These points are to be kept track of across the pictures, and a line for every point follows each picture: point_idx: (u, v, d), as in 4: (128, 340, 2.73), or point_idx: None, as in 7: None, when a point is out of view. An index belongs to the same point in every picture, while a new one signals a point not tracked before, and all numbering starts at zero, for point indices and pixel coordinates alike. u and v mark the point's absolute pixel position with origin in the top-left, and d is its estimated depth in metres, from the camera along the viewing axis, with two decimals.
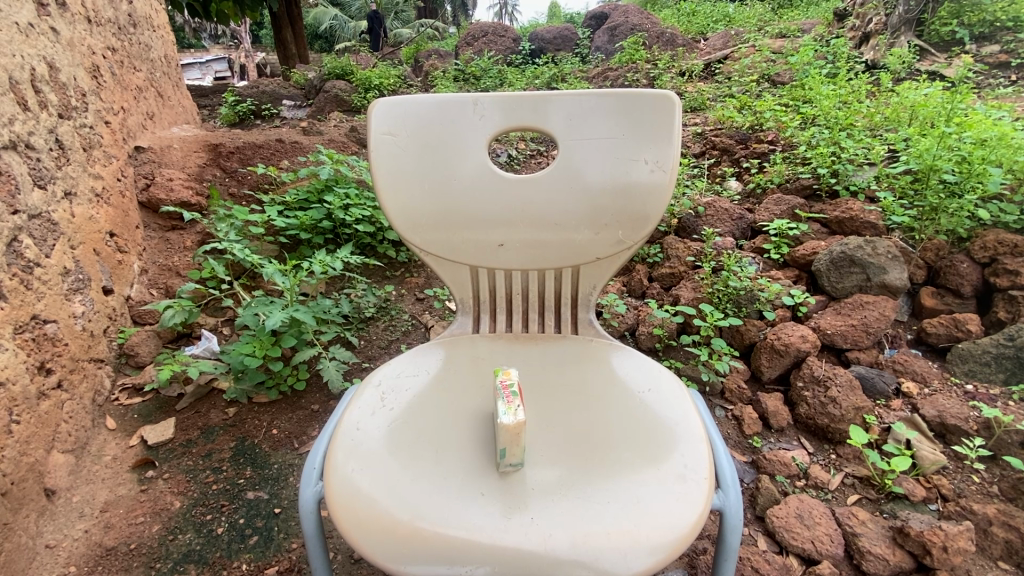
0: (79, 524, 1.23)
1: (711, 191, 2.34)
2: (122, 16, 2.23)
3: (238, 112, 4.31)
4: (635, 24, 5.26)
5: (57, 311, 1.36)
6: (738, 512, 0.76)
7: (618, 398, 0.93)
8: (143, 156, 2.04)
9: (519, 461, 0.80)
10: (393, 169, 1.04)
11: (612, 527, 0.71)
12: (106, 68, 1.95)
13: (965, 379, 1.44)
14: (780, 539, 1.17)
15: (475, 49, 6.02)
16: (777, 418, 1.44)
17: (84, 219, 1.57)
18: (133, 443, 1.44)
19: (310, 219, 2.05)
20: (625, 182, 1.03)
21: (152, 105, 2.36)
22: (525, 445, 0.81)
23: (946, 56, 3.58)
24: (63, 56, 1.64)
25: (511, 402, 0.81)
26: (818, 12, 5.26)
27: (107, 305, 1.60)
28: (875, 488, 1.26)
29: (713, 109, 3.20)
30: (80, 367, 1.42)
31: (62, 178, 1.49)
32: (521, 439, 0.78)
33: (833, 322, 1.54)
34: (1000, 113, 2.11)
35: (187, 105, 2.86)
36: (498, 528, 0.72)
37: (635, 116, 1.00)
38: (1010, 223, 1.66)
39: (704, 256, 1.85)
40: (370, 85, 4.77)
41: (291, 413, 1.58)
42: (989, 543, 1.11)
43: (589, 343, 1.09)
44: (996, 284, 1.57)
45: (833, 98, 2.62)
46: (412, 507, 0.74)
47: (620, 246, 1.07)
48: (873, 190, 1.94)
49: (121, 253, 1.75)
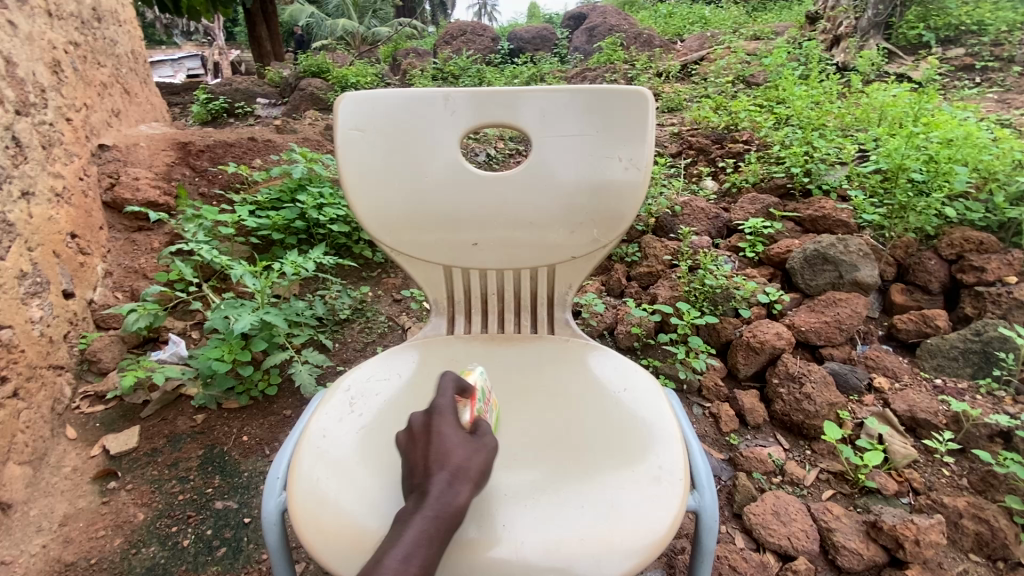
0: (36, 540, 1.17)
1: (688, 190, 2.34)
2: (86, 10, 2.15)
3: (210, 110, 4.20)
4: (614, 25, 5.30)
5: (13, 316, 1.30)
6: (714, 513, 0.76)
7: (593, 399, 0.92)
8: (108, 154, 1.97)
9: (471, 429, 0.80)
10: (361, 166, 1.01)
11: (589, 534, 0.69)
12: (68, 63, 1.87)
13: (935, 374, 1.47)
14: (757, 537, 1.17)
15: (453, 48, 5.98)
16: (753, 415, 1.44)
17: (43, 220, 1.50)
18: (94, 454, 1.38)
19: (282, 219, 2.00)
20: (599, 180, 1.02)
21: (117, 101, 2.27)
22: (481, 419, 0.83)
23: (914, 58, 3.67)
24: (20, 50, 1.57)
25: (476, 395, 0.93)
26: (792, 15, 5.38)
27: (67, 309, 1.54)
28: (849, 482, 1.27)
29: (689, 108, 3.23)
30: (38, 375, 1.36)
31: (18, 177, 1.43)
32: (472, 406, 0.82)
33: (807, 319, 1.56)
34: (965, 114, 2.18)
35: (155, 103, 2.77)
36: (470, 535, 0.70)
37: (608, 113, 0.99)
38: (975, 221, 1.70)
39: (681, 255, 1.85)
40: (347, 83, 4.70)
41: (262, 419, 1.53)
42: (959, 536, 1.13)
43: (566, 344, 1.08)
44: (963, 280, 1.61)
45: (806, 99, 2.67)
46: (382, 517, 0.72)
47: (596, 245, 1.06)
48: (845, 189, 1.97)
49: (84, 255, 1.68)
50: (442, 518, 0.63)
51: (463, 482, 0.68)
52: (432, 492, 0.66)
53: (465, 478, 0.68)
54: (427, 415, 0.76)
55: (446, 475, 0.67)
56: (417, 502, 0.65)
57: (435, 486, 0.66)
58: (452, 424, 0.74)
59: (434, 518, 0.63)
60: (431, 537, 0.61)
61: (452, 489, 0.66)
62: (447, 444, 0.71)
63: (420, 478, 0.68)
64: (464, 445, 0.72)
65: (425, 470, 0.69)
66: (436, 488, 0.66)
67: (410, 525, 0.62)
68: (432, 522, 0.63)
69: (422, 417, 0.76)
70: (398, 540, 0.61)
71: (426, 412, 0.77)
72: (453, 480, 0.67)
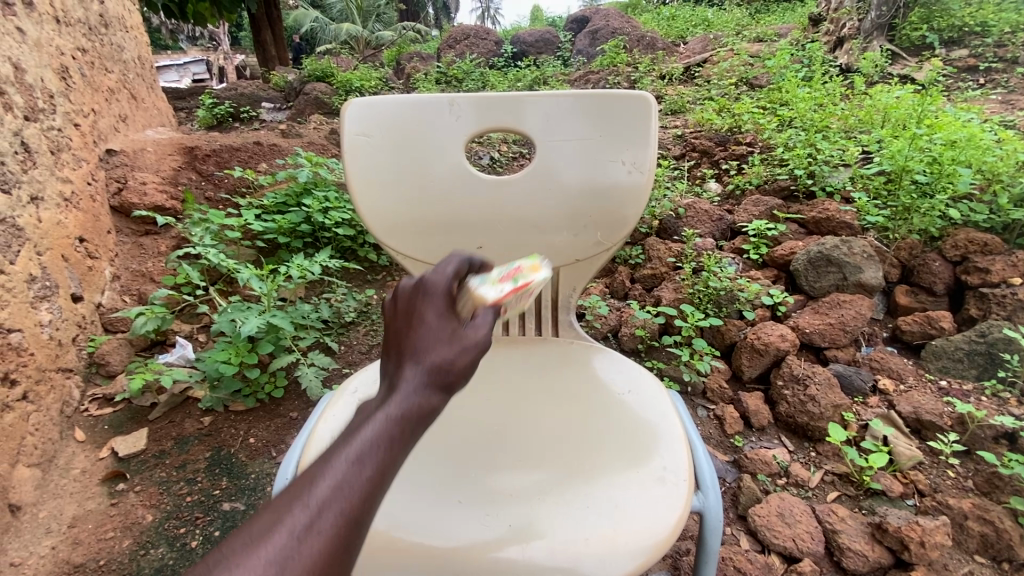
0: (46, 541, 1.18)
1: (691, 193, 2.34)
2: (93, 16, 2.18)
3: (216, 114, 4.23)
4: (617, 28, 5.31)
5: (22, 319, 1.32)
6: (718, 513, 0.77)
7: (598, 401, 0.92)
8: (115, 159, 1.99)
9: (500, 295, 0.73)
10: (367, 170, 1.02)
11: (594, 534, 0.70)
12: (76, 69, 1.89)
13: (939, 376, 1.47)
14: (761, 538, 1.17)
15: (457, 52, 6.01)
16: (758, 417, 1.45)
17: (52, 224, 1.52)
18: (103, 456, 1.39)
19: (288, 223, 2.03)
20: (603, 183, 1.03)
21: (124, 107, 2.30)
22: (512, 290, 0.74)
23: (917, 60, 3.66)
24: (29, 57, 1.59)
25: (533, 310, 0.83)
26: (795, 17, 5.38)
27: (76, 312, 1.56)
28: (854, 484, 1.27)
29: (692, 111, 3.24)
30: (47, 378, 1.37)
31: (27, 182, 1.45)
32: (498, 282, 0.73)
33: (810, 321, 1.57)
34: (969, 115, 2.18)
35: (162, 108, 2.80)
36: (476, 536, 0.70)
37: (611, 117, 0.99)
38: (980, 222, 1.70)
39: (685, 257, 1.86)
40: (351, 87, 4.73)
41: (268, 421, 1.54)
42: (964, 537, 1.13)
43: (571, 345, 1.08)
44: (967, 281, 1.61)
45: (809, 101, 2.68)
46: (389, 517, 0.73)
47: (599, 248, 1.07)
48: (848, 191, 1.97)
49: (92, 259, 1.70)
50: (411, 417, 0.54)
51: (441, 383, 0.57)
52: (402, 388, 0.56)
53: (444, 376, 0.58)
54: (413, 295, 0.66)
55: (422, 369, 0.58)
56: (385, 398, 0.56)
57: (407, 381, 0.57)
58: (440, 308, 0.64)
59: (400, 416, 0.53)
60: (390, 437, 0.51)
61: (425, 388, 0.56)
62: (428, 334, 0.61)
63: (395, 370, 0.59)
64: (448, 336, 0.61)
65: (400, 361, 0.60)
66: (407, 384, 0.56)
67: (372, 420, 0.53)
68: (396, 419, 0.53)
69: (407, 295, 0.66)
70: (355, 436, 0.51)
71: (412, 291, 0.66)
72: (429, 378, 0.57)
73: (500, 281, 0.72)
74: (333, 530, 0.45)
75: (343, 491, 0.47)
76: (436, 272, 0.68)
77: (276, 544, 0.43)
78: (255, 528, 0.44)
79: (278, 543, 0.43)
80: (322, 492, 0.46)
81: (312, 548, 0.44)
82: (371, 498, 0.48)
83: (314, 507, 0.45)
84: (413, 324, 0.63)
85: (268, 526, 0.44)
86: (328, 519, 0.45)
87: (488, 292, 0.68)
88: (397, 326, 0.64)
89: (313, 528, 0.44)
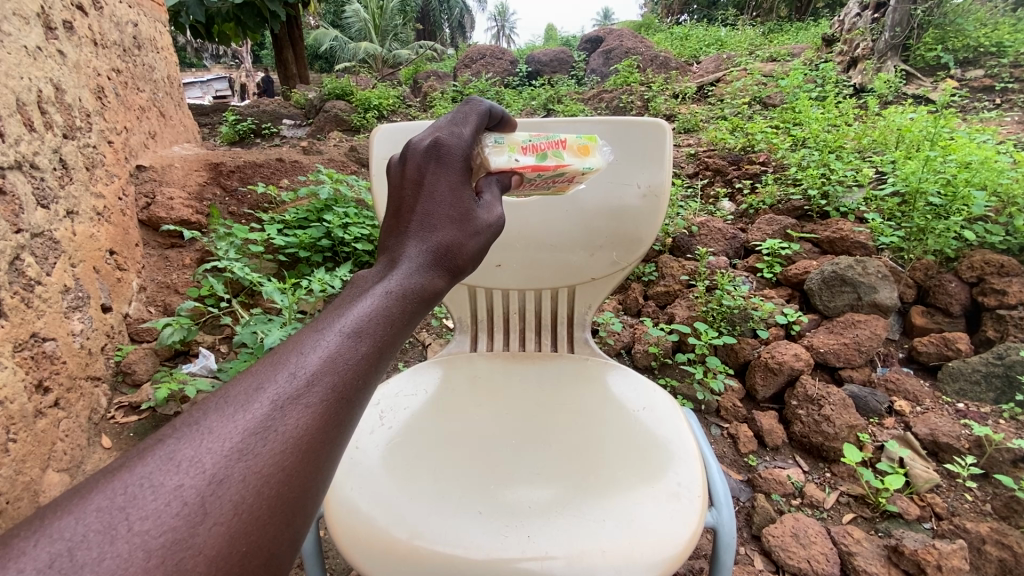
0: None
1: (704, 212, 2.36)
2: (127, 39, 2.28)
3: (238, 130, 4.37)
4: (630, 48, 5.39)
5: (56, 328, 1.37)
6: (731, 530, 0.79)
7: (614, 416, 0.95)
8: (144, 174, 2.06)
9: (506, 155, 0.74)
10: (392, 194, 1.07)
11: (610, 546, 0.72)
12: (110, 89, 1.98)
13: (956, 398, 1.46)
14: (776, 559, 1.17)
15: (473, 71, 6.12)
16: (772, 437, 1.45)
17: (85, 237, 1.58)
18: None
19: (308, 238, 2.09)
20: (618, 205, 1.06)
21: (153, 124, 2.39)
22: (520, 157, 0.75)
23: (932, 80, 3.68)
24: (68, 78, 1.67)
25: (574, 179, 0.88)
26: (809, 37, 5.43)
27: (105, 322, 1.61)
28: (870, 506, 1.27)
29: (706, 130, 3.27)
30: (77, 386, 1.43)
31: (64, 197, 1.51)
32: (510, 145, 0.76)
33: (825, 341, 1.57)
34: (982, 138, 2.20)
35: (188, 125, 2.89)
36: (495, 545, 0.72)
37: (626, 142, 1.02)
38: (996, 244, 1.70)
39: (698, 276, 1.87)
40: (370, 105, 4.84)
41: None
42: (983, 561, 1.12)
43: (585, 362, 1.11)
44: (984, 302, 1.60)
45: (822, 122, 2.70)
46: (412, 526, 0.75)
47: (615, 267, 1.10)
48: (862, 212, 1.99)
49: (120, 271, 1.76)
50: (414, 293, 0.56)
51: (442, 262, 0.59)
52: (398, 270, 0.57)
53: (450, 261, 0.60)
54: (420, 163, 0.62)
55: (423, 249, 0.59)
56: (380, 276, 0.57)
57: (406, 260, 0.58)
58: (446, 185, 0.62)
59: (391, 300, 0.54)
60: (389, 312, 0.53)
61: (426, 269, 0.58)
62: (435, 208, 0.61)
63: (393, 247, 0.60)
64: (453, 217, 0.61)
65: (399, 240, 0.60)
66: (406, 267, 0.57)
67: (361, 303, 0.53)
68: (387, 302, 0.53)
69: (412, 163, 0.63)
70: (344, 316, 0.52)
71: (417, 158, 0.63)
72: (431, 258, 0.59)
73: (515, 152, 0.75)
74: (317, 404, 0.45)
75: (330, 368, 0.47)
76: (446, 138, 0.64)
77: (256, 414, 0.43)
78: (242, 391, 0.44)
79: (258, 413, 0.43)
80: (308, 368, 0.47)
81: (295, 419, 0.44)
82: (358, 377, 0.49)
83: (300, 380, 0.46)
84: (418, 197, 0.61)
85: (246, 395, 0.44)
86: (314, 395, 0.45)
87: (498, 161, 0.73)
88: (400, 197, 0.62)
89: (297, 400, 0.45)
